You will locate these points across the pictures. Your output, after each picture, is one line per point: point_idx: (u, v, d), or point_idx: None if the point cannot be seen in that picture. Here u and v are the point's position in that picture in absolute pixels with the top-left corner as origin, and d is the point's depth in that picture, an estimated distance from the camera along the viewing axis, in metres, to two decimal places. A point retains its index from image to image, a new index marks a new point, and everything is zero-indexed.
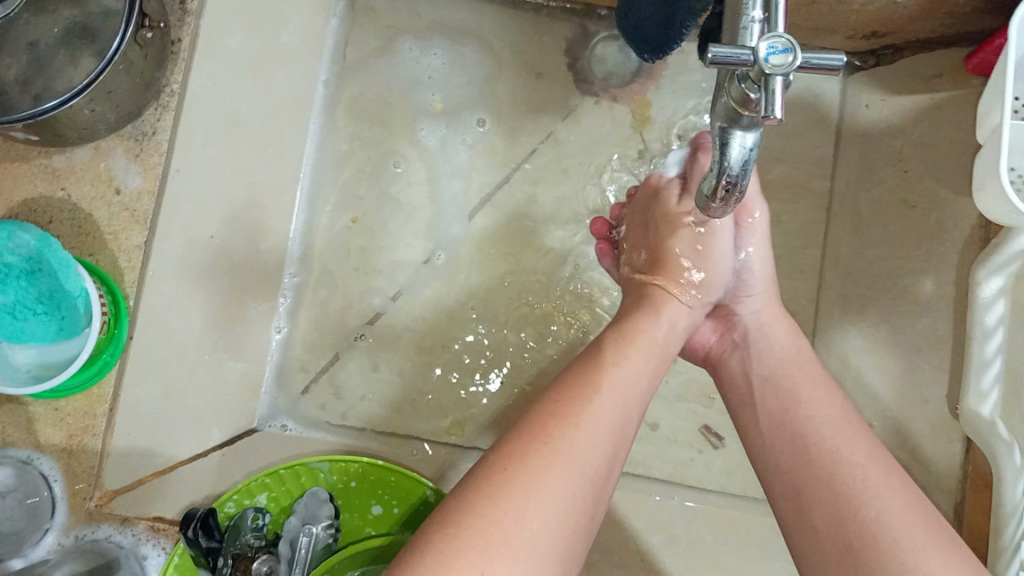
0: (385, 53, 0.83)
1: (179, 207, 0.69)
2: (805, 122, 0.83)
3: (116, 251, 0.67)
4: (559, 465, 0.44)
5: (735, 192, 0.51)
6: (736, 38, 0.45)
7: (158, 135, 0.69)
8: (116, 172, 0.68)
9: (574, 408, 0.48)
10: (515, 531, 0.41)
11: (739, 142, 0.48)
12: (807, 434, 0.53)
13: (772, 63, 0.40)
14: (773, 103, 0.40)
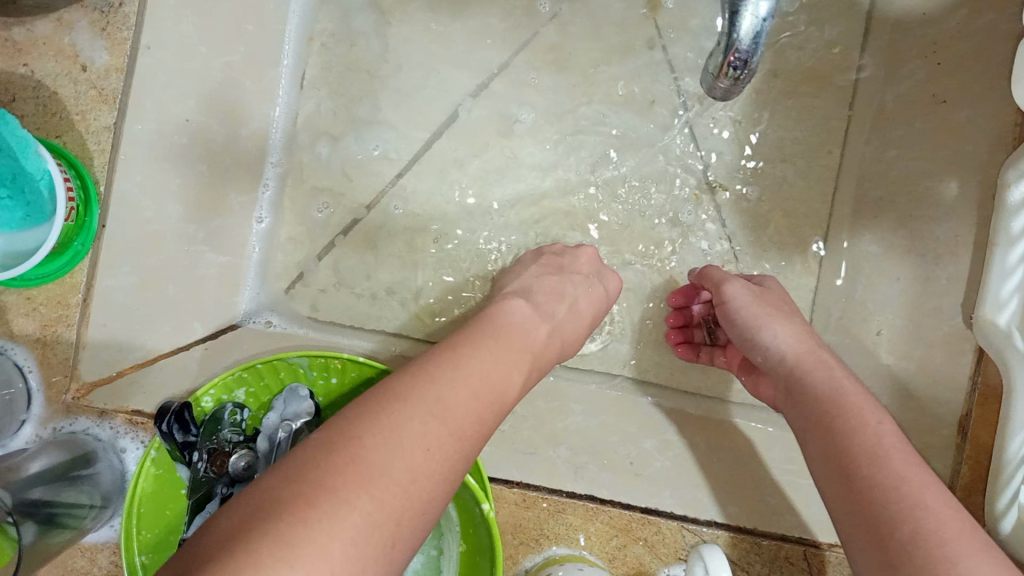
0: None
1: (151, 82, 0.64)
2: (828, 12, 0.78)
3: (85, 133, 0.63)
4: (397, 449, 0.41)
5: (744, 71, 0.49)
6: None
7: (125, 7, 0.63)
8: (81, 47, 0.63)
9: (423, 399, 0.45)
10: (349, 504, 0.37)
11: (751, 13, 0.45)
12: (805, 399, 0.57)
13: None
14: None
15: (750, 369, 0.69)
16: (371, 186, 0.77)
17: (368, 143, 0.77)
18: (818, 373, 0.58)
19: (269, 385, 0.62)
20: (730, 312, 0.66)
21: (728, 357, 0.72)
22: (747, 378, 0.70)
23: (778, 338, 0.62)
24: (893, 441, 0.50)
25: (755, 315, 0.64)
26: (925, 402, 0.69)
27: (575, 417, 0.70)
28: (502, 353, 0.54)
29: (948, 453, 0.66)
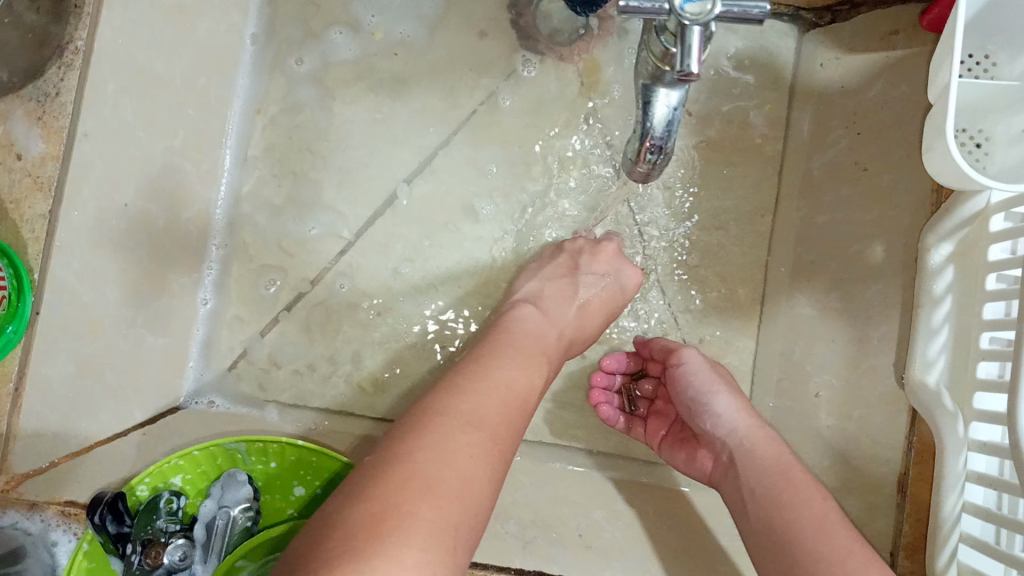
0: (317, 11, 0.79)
1: (89, 170, 0.64)
2: (755, 86, 0.82)
3: (19, 221, 0.62)
4: (447, 464, 0.46)
5: (660, 155, 0.53)
6: None
7: (62, 96, 0.62)
8: (15, 136, 0.62)
9: (461, 430, 0.49)
10: (416, 513, 0.43)
11: (662, 102, 0.50)
12: (748, 472, 0.61)
13: (689, 13, 0.42)
14: (689, 56, 0.42)
15: (678, 442, 0.72)
16: (310, 265, 0.77)
17: (306, 223, 0.78)
18: (767, 446, 0.62)
19: (207, 470, 0.61)
20: (677, 377, 0.69)
21: (648, 429, 0.76)
22: (671, 449, 0.73)
23: (727, 408, 0.65)
24: (834, 513, 0.55)
25: (710, 381, 0.67)
26: (865, 462, 0.70)
27: (526, 490, 0.70)
28: (524, 359, 0.60)
29: (889, 512, 0.67)
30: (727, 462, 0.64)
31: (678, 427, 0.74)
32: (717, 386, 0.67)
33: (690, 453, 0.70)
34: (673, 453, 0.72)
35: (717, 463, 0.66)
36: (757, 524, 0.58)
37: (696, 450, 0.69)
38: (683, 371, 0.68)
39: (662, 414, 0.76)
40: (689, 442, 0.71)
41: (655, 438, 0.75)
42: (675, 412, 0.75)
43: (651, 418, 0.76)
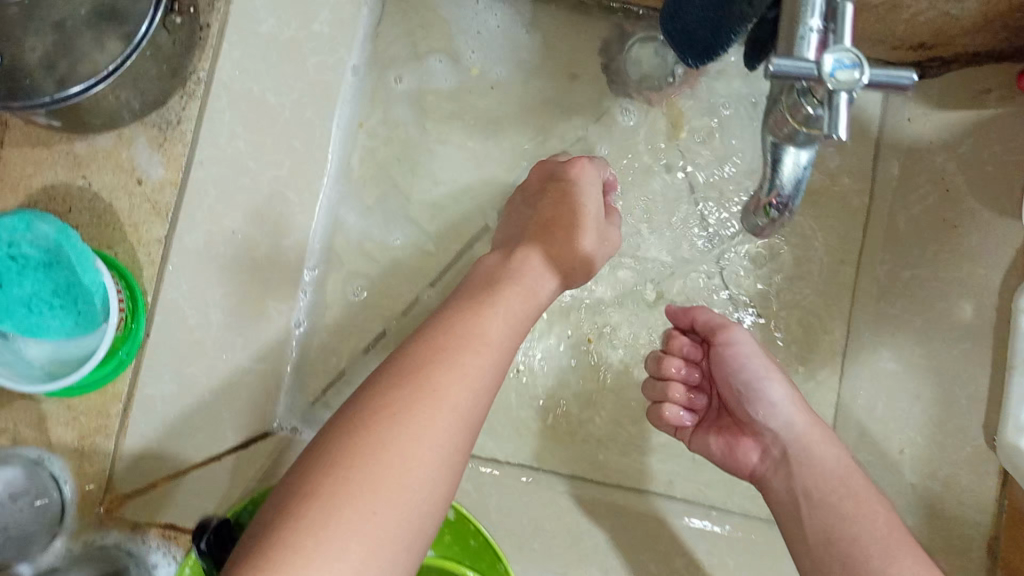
0: (416, 51, 0.81)
1: (204, 196, 0.67)
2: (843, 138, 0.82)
3: (136, 244, 0.65)
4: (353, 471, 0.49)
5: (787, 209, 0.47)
6: (793, 47, 0.45)
7: (183, 124, 0.66)
8: (139, 162, 0.66)
9: (407, 418, 0.51)
10: (347, 545, 0.46)
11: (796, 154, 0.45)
12: (825, 500, 0.67)
13: (839, 79, 0.37)
14: (839, 124, 0.37)
15: (714, 425, 0.77)
16: (399, 289, 0.79)
17: (391, 233, 0.81)
18: (827, 447, 0.69)
19: None
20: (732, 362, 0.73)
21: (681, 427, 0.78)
22: (707, 430, 0.77)
23: (780, 398, 0.71)
24: (899, 532, 0.63)
25: (765, 370, 0.72)
26: (953, 518, 0.71)
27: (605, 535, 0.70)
28: (496, 326, 0.60)
29: None
30: (780, 458, 0.71)
31: (711, 411, 0.78)
32: (776, 387, 0.71)
33: (732, 440, 0.75)
34: (709, 436, 0.77)
35: (764, 456, 0.72)
36: (813, 521, 0.67)
37: (741, 439, 0.75)
38: (736, 361, 0.73)
39: (692, 395, 0.80)
40: (731, 428, 0.76)
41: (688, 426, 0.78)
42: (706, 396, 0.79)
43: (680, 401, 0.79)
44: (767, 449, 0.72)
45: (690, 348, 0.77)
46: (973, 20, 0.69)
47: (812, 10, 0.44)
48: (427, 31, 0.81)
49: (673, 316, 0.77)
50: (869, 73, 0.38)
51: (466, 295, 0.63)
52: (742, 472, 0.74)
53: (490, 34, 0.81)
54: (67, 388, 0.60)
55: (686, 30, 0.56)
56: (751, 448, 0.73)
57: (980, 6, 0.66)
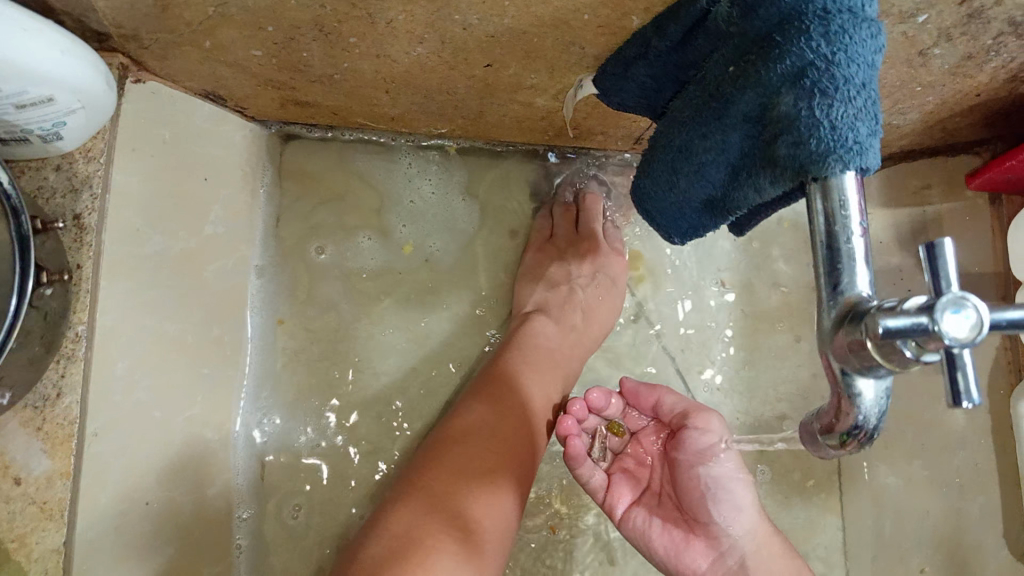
0: (325, 225, 0.72)
1: (107, 473, 0.53)
2: (789, 247, 0.78)
3: (26, 562, 0.49)
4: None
5: (858, 442, 0.38)
6: (833, 270, 0.37)
7: (66, 396, 0.51)
8: (13, 455, 0.50)
9: (428, 558, 0.51)
10: None
11: (870, 385, 0.36)
12: None
13: (958, 338, 0.30)
14: (966, 391, 0.31)
15: (653, 511, 0.60)
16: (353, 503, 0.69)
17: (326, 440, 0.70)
18: (782, 559, 0.57)
19: None
20: (704, 456, 0.57)
21: (610, 490, 0.62)
22: (645, 516, 0.60)
23: (746, 504, 0.57)
24: None
25: (735, 467, 0.57)
26: None
27: None
28: (507, 471, 0.59)
29: None
30: (737, 568, 0.56)
31: (651, 496, 0.61)
32: (743, 488, 0.57)
33: (676, 535, 0.58)
34: (645, 521, 0.60)
35: (715, 562, 0.57)
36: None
37: (688, 538, 0.58)
38: (701, 452, 0.57)
39: (632, 476, 0.62)
40: (677, 521, 0.59)
41: (621, 503, 0.61)
42: (650, 479, 0.62)
43: (620, 477, 0.62)
44: (719, 554, 0.57)
45: (634, 416, 0.64)
46: (911, 128, 0.68)
47: (850, 219, 0.37)
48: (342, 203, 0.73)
49: (637, 389, 0.62)
50: (987, 317, 0.30)
51: (468, 442, 0.59)
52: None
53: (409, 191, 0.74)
54: None
55: (673, 208, 0.50)
56: (698, 552, 0.57)
57: (920, 115, 0.65)
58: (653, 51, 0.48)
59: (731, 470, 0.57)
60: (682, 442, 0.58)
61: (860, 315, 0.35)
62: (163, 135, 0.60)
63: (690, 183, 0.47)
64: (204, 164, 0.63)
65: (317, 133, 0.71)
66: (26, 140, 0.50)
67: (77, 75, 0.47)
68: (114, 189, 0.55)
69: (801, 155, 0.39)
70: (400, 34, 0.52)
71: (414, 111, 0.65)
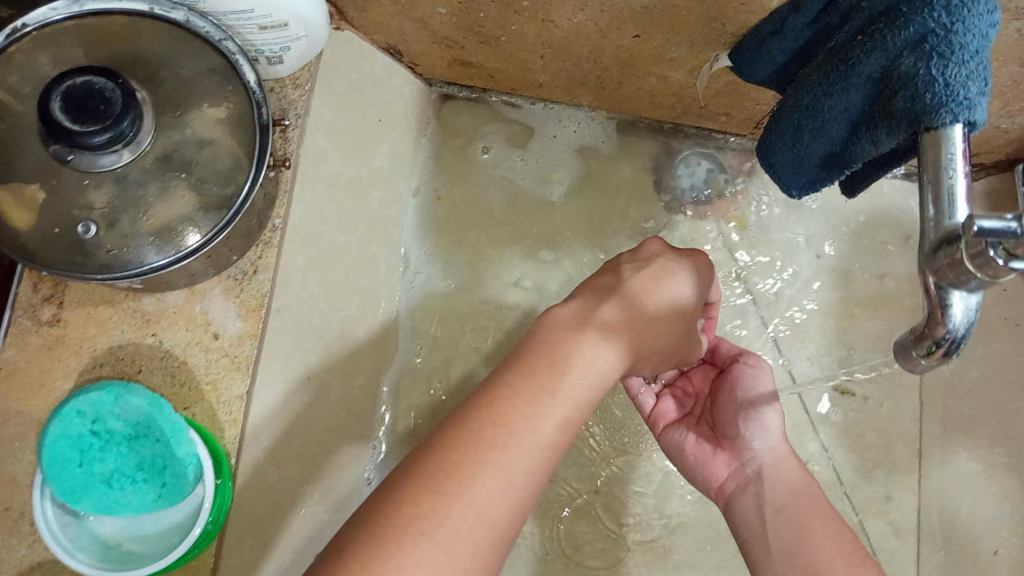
0: (460, 166, 0.81)
1: (280, 345, 0.63)
2: (890, 240, 0.83)
3: (215, 403, 0.59)
4: (478, 488, 0.39)
5: (949, 351, 0.44)
6: (939, 194, 0.43)
7: (260, 273, 0.62)
8: (213, 314, 0.61)
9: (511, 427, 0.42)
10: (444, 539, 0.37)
11: (960, 301, 0.43)
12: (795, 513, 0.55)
13: None
14: None
15: (691, 429, 0.65)
16: None
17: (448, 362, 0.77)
18: (798, 475, 0.58)
19: None
20: (745, 384, 0.64)
21: (657, 409, 0.68)
22: (682, 432, 0.66)
23: (773, 423, 0.61)
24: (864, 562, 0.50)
25: (766, 393, 0.63)
26: None
27: None
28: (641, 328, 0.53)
29: None
30: (753, 475, 0.59)
31: (692, 419, 0.66)
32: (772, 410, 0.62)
33: (706, 447, 0.63)
34: (681, 436, 0.65)
35: (735, 470, 0.60)
36: (775, 534, 0.54)
37: (715, 450, 0.62)
38: (737, 380, 0.64)
39: (679, 403, 0.68)
40: (710, 437, 0.64)
41: (662, 420, 0.67)
42: (691, 407, 0.67)
43: (667, 400, 0.68)
44: (740, 464, 0.60)
45: None
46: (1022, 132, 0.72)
47: (954, 156, 0.44)
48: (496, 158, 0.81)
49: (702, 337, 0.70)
50: None
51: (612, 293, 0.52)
52: (711, 488, 0.62)
53: (545, 146, 0.82)
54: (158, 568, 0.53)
55: (795, 161, 0.57)
56: (722, 459, 0.61)
57: None
58: (789, 27, 0.55)
59: (765, 395, 0.62)
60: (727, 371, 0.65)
61: (954, 236, 0.41)
62: (352, 77, 0.71)
63: (814, 141, 0.55)
64: (379, 107, 0.74)
65: (465, 92, 0.81)
66: (257, 60, 0.62)
67: (312, 10, 0.59)
68: (313, 112, 0.66)
69: (917, 107, 0.46)
70: (566, 1, 0.61)
71: (561, 77, 0.75)
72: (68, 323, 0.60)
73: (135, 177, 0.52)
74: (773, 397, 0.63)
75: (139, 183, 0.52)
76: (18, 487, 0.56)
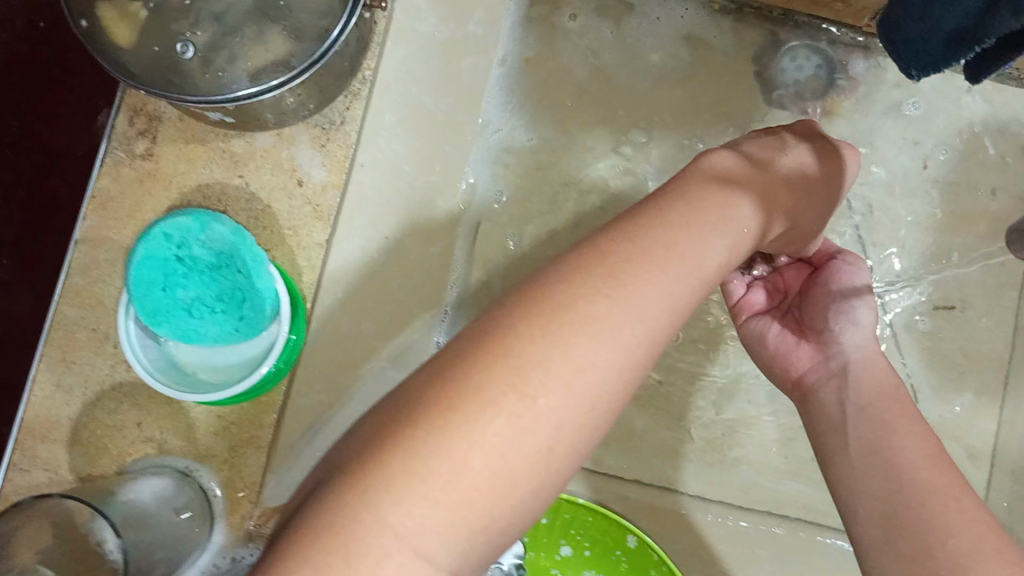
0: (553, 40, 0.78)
1: (365, 199, 0.62)
2: (1006, 155, 0.77)
3: (294, 248, 0.60)
4: (509, 410, 0.30)
5: None
6: None
7: (347, 125, 0.61)
8: (299, 161, 0.61)
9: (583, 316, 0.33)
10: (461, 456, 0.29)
11: None
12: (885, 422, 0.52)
13: None
14: None
15: (777, 321, 0.64)
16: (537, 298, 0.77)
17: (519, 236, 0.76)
18: (886, 377, 0.56)
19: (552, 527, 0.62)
20: (843, 282, 0.62)
21: (745, 298, 0.66)
22: (767, 322, 0.64)
23: (865, 323, 0.60)
24: (945, 465, 0.48)
25: (862, 296, 0.62)
26: None
27: (763, 565, 0.65)
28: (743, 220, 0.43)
29: None
30: (838, 370, 0.57)
31: (779, 313, 0.65)
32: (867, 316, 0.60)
33: (789, 339, 0.62)
34: (765, 325, 0.64)
35: (820, 363, 0.58)
36: (856, 429, 0.52)
37: (799, 342, 0.61)
38: (833, 278, 0.63)
39: (768, 296, 0.67)
40: (796, 330, 0.62)
41: (748, 310, 0.66)
42: (779, 301, 0.66)
43: (756, 292, 0.67)
44: (824, 358, 0.58)
45: None
46: None
47: None
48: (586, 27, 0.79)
49: None
50: None
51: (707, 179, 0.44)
52: (788, 380, 0.61)
53: (649, 29, 0.79)
54: (233, 396, 0.56)
55: (918, 37, 0.53)
56: (806, 351, 0.60)
57: None
58: None
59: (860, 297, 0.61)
60: (825, 268, 0.64)
61: None
62: None
63: (944, 14, 0.50)
64: None
65: None
66: None
67: None
68: None
69: None
70: None
71: None
72: (161, 158, 0.61)
73: (232, 18, 0.56)
74: (869, 301, 0.62)
75: (236, 28, 0.56)
76: (106, 310, 0.58)
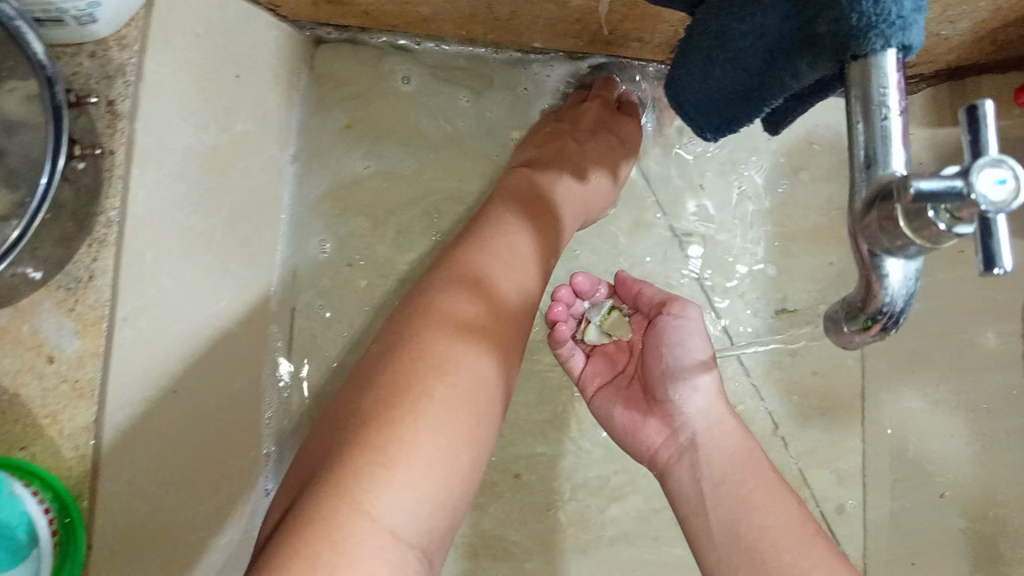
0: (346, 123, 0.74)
1: (136, 357, 0.54)
2: (824, 169, 0.76)
3: (57, 437, 0.51)
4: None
5: (891, 324, 0.37)
6: (869, 137, 0.36)
7: (98, 279, 0.52)
8: (46, 333, 0.51)
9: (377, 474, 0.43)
10: None
11: (897, 271, 0.36)
12: (738, 504, 0.54)
13: (989, 200, 0.29)
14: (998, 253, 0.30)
15: (620, 392, 0.65)
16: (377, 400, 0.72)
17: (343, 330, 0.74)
18: (737, 438, 0.58)
19: None
20: (675, 343, 0.61)
21: (588, 371, 0.68)
22: (612, 397, 0.65)
23: (705, 387, 0.60)
24: (801, 528, 0.51)
25: (696, 351, 0.60)
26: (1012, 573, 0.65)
27: None
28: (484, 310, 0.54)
29: None
30: (687, 445, 0.59)
31: (622, 379, 0.66)
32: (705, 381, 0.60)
33: (635, 415, 0.63)
34: (611, 402, 0.65)
35: (669, 439, 0.60)
36: (714, 515, 0.54)
37: (646, 418, 0.62)
38: (662, 339, 0.61)
39: (610, 360, 0.67)
40: (639, 402, 0.63)
41: (592, 384, 0.67)
42: (623, 363, 0.67)
43: (596, 360, 0.68)
44: (672, 432, 0.60)
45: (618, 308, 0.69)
46: (962, 38, 0.65)
47: (887, 90, 0.36)
48: (419, 90, 0.75)
49: (622, 284, 0.67)
50: None
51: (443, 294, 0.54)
52: (645, 454, 0.62)
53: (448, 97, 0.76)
54: None
55: (706, 100, 0.49)
56: (654, 427, 0.61)
57: (972, 25, 0.62)
58: None
59: (694, 354, 0.60)
60: (653, 328, 0.62)
61: (887, 190, 0.34)
62: (196, 28, 0.58)
63: (726, 76, 0.46)
64: (235, 62, 0.63)
65: (339, 34, 0.72)
66: (61, 21, 0.49)
67: None
68: (148, 77, 0.54)
69: (842, 31, 0.37)
70: None
71: (444, 11, 0.64)
72: None
73: None
74: (700, 357, 0.60)
75: None
76: None
